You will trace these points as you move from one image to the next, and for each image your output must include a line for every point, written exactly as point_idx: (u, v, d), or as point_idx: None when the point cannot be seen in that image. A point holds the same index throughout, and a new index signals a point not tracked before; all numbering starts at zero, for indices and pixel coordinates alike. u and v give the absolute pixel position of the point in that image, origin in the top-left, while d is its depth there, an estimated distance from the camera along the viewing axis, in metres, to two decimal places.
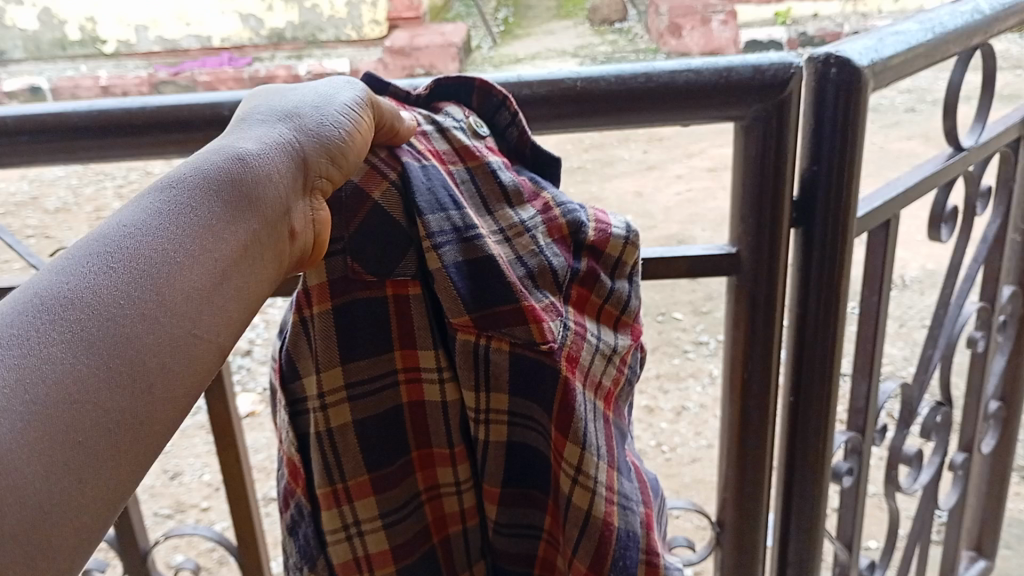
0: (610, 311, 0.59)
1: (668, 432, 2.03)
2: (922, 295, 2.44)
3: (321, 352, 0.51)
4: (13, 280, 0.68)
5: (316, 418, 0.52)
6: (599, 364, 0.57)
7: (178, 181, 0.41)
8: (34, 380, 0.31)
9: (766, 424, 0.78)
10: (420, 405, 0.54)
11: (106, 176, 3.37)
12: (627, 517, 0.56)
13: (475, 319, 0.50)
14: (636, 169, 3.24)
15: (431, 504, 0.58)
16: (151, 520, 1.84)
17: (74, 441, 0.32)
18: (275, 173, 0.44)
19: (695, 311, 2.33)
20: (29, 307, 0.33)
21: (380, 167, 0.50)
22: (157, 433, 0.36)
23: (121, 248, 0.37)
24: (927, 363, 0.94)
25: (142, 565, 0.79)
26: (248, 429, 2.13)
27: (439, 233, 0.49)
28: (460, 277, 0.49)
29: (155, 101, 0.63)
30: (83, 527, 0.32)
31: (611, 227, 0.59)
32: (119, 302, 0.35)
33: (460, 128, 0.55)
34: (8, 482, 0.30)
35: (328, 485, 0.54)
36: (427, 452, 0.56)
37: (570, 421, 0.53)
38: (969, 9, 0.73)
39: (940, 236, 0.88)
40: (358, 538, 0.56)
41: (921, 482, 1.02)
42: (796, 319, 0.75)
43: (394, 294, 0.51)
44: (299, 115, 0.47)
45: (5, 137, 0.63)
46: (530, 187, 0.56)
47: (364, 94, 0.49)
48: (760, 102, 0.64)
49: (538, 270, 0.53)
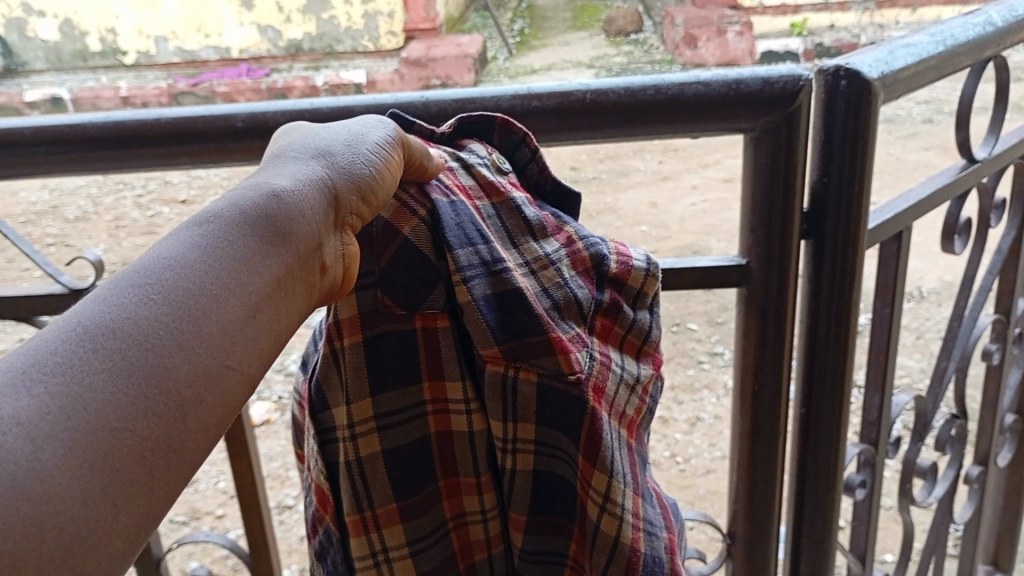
0: (633, 342, 0.59)
1: (682, 443, 2.00)
2: (939, 306, 2.43)
3: (352, 384, 0.51)
4: (30, 288, 0.69)
5: (345, 447, 0.52)
6: (624, 394, 0.57)
7: (215, 216, 0.42)
8: (76, 408, 0.32)
9: (778, 437, 0.78)
10: (448, 435, 0.53)
11: (125, 186, 3.60)
12: (652, 543, 0.55)
13: (504, 351, 0.50)
14: (651, 180, 3.31)
15: (457, 532, 0.57)
16: (166, 526, 1.86)
17: (111, 468, 0.33)
18: (309, 209, 0.44)
19: (710, 322, 2.43)
20: (73, 337, 0.34)
21: (410, 204, 0.50)
22: (192, 461, 0.36)
23: (161, 281, 0.38)
24: (942, 376, 0.94)
25: (154, 571, 0.80)
26: (262, 437, 2.14)
27: (468, 267, 0.49)
28: (490, 310, 0.50)
29: (171, 113, 0.64)
30: (118, 553, 0.32)
31: (632, 260, 0.59)
32: (158, 333, 0.36)
33: (485, 165, 0.55)
34: (48, 506, 0.30)
35: (356, 512, 0.53)
36: (454, 481, 0.55)
37: (597, 451, 0.52)
38: (980, 21, 0.73)
39: (954, 248, 0.88)
40: (386, 565, 0.55)
41: (936, 496, 1.00)
42: (807, 331, 0.75)
43: (423, 327, 0.51)
44: (331, 153, 0.47)
45: (21, 146, 0.64)
46: (553, 221, 0.56)
47: (393, 132, 0.49)
48: (769, 114, 0.64)
49: (564, 302, 0.53)
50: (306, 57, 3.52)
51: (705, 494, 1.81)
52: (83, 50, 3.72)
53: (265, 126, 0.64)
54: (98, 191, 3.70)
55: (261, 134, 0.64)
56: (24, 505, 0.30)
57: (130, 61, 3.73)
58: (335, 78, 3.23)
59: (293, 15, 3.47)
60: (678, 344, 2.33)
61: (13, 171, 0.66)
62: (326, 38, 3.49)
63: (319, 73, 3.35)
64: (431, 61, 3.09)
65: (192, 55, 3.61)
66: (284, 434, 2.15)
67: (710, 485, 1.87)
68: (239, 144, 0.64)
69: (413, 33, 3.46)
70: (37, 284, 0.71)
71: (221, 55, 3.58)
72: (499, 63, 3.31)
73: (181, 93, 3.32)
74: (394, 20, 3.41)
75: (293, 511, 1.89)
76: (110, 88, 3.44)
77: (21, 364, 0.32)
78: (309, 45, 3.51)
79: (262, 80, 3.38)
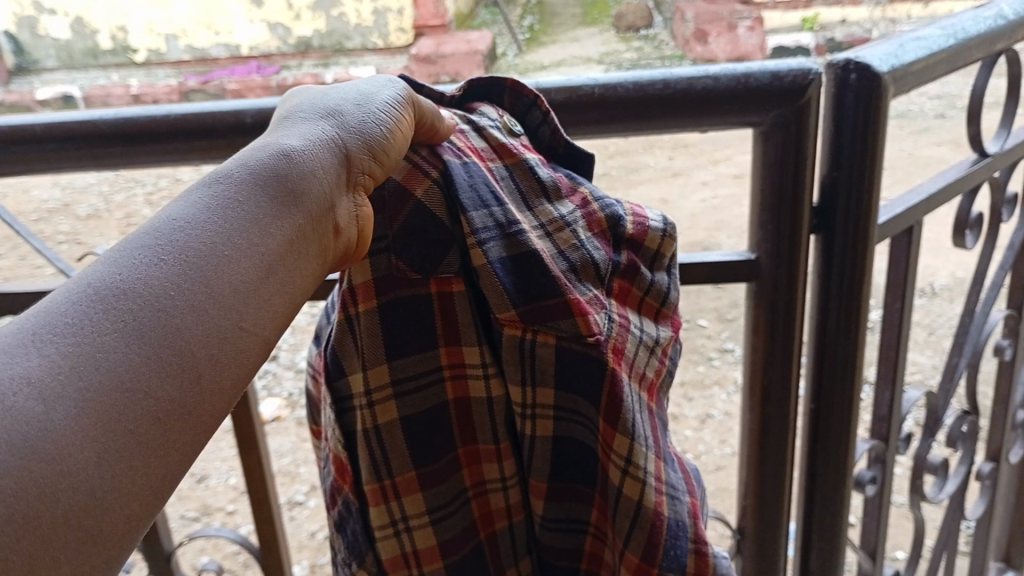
0: (651, 304, 0.60)
1: (692, 439, 2.00)
2: (951, 302, 2.42)
3: (368, 350, 0.51)
4: (39, 287, 0.70)
5: (362, 415, 0.52)
6: (644, 356, 0.57)
7: (225, 178, 0.42)
8: (88, 368, 0.32)
9: (788, 431, 0.77)
10: (466, 402, 0.53)
11: (136, 184, 3.62)
12: (675, 506, 0.56)
13: (522, 314, 0.50)
14: (661, 176, 3.29)
15: (478, 500, 0.57)
16: (177, 522, 1.87)
17: (125, 429, 0.32)
18: (320, 170, 0.44)
19: (720, 319, 2.42)
20: (83, 297, 0.34)
21: (422, 166, 0.50)
22: (207, 422, 0.36)
23: (171, 241, 0.38)
24: (953, 371, 0.93)
25: (165, 566, 0.80)
26: (272, 433, 2.15)
27: (484, 229, 0.49)
28: (506, 272, 0.49)
29: (180, 109, 0.64)
30: (133, 515, 0.32)
31: (649, 221, 0.60)
32: (169, 293, 0.36)
33: (496, 127, 0.56)
34: (63, 467, 0.30)
35: (375, 481, 0.53)
36: (473, 449, 0.55)
37: (618, 414, 0.52)
38: (992, 15, 0.72)
39: (965, 243, 0.87)
40: (406, 534, 0.55)
41: (947, 493, 0.99)
42: (817, 322, 0.75)
43: (438, 291, 0.51)
44: (341, 113, 0.47)
45: (32, 144, 0.65)
46: (567, 183, 0.57)
47: (404, 93, 0.50)
48: (778, 108, 0.63)
49: (580, 264, 0.53)
50: (316, 54, 3.52)
51: (714, 490, 1.82)
52: (95, 49, 3.74)
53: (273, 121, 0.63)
54: (110, 188, 3.72)
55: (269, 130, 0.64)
56: (36, 465, 0.29)
57: (140, 59, 3.74)
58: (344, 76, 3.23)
59: (303, 13, 3.47)
60: (688, 340, 2.33)
61: (24, 167, 0.66)
62: (336, 35, 3.48)
63: (329, 70, 3.35)
64: (440, 58, 3.04)
65: (202, 53, 3.61)
66: (294, 430, 2.16)
67: (719, 481, 1.88)
68: (248, 141, 0.64)
69: (423, 31, 3.35)
70: (50, 281, 0.72)
71: (231, 53, 3.58)
72: (508, 60, 3.28)
73: (192, 91, 3.32)
74: (404, 17, 3.37)
75: (303, 507, 1.90)
76: (121, 87, 3.45)
77: (33, 325, 0.32)
78: (318, 42, 3.50)
79: (272, 77, 3.39)
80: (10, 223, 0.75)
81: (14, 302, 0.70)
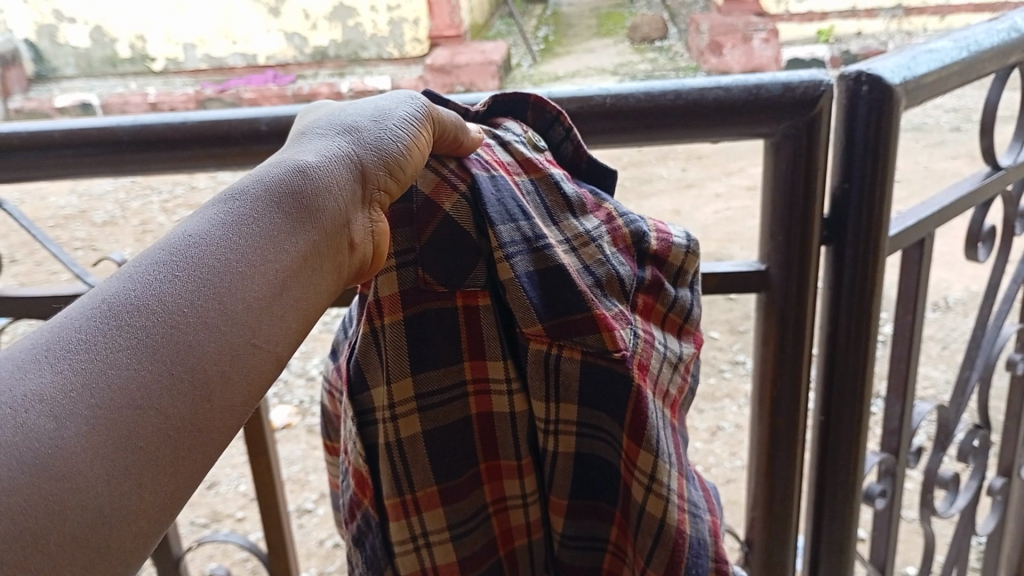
0: (674, 320, 0.60)
1: (703, 451, 2.00)
2: (965, 317, 2.41)
3: (392, 363, 0.51)
4: (54, 290, 0.71)
5: (385, 429, 0.52)
6: (667, 372, 0.57)
7: (240, 193, 0.42)
8: (99, 386, 0.32)
9: (797, 444, 0.77)
10: (488, 417, 0.53)
11: (152, 191, 3.65)
12: (697, 524, 0.56)
13: (548, 330, 0.50)
14: (674, 187, 3.30)
15: (498, 516, 0.57)
16: (187, 528, 1.88)
17: (135, 446, 0.33)
18: (335, 184, 0.45)
19: (731, 331, 2.42)
20: (97, 314, 0.34)
21: (450, 178, 0.51)
22: (219, 438, 0.36)
23: (186, 257, 0.38)
24: (964, 385, 0.92)
25: (173, 569, 0.80)
26: (283, 440, 2.17)
27: (510, 243, 0.50)
28: (533, 287, 0.50)
29: (196, 116, 0.65)
30: (142, 532, 0.33)
31: (672, 238, 0.60)
32: (181, 308, 0.36)
33: (521, 142, 0.56)
34: (71, 484, 0.30)
35: (396, 496, 0.53)
36: (495, 464, 0.55)
37: (643, 430, 0.52)
38: (1006, 27, 0.72)
39: (978, 255, 0.86)
40: (426, 549, 0.55)
41: (958, 507, 0.99)
42: (828, 334, 0.74)
43: (464, 305, 0.51)
44: (357, 129, 0.48)
45: (48, 149, 0.65)
46: (592, 198, 0.57)
47: (423, 107, 0.50)
48: (790, 119, 0.63)
49: (606, 279, 0.53)
50: (331, 63, 3.53)
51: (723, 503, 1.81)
52: (113, 57, 3.79)
53: (287, 128, 0.64)
54: (126, 195, 3.76)
55: (283, 138, 0.64)
56: (44, 483, 0.30)
57: (158, 68, 3.71)
58: (359, 85, 3.23)
59: (320, 23, 3.49)
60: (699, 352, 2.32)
61: (44, 172, 0.67)
62: (352, 45, 3.48)
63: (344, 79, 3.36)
64: (455, 68, 3.05)
65: (219, 62, 3.64)
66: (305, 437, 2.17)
67: (729, 493, 1.87)
68: (262, 148, 0.65)
69: (438, 40, 3.38)
70: (65, 285, 0.72)
71: (247, 62, 3.59)
72: (523, 71, 3.23)
73: (208, 99, 3.34)
74: (419, 27, 3.37)
75: (312, 515, 1.90)
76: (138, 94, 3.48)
77: (46, 340, 0.33)
78: (334, 52, 3.52)
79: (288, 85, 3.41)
80: (27, 228, 0.75)
81: (31, 305, 0.71)
